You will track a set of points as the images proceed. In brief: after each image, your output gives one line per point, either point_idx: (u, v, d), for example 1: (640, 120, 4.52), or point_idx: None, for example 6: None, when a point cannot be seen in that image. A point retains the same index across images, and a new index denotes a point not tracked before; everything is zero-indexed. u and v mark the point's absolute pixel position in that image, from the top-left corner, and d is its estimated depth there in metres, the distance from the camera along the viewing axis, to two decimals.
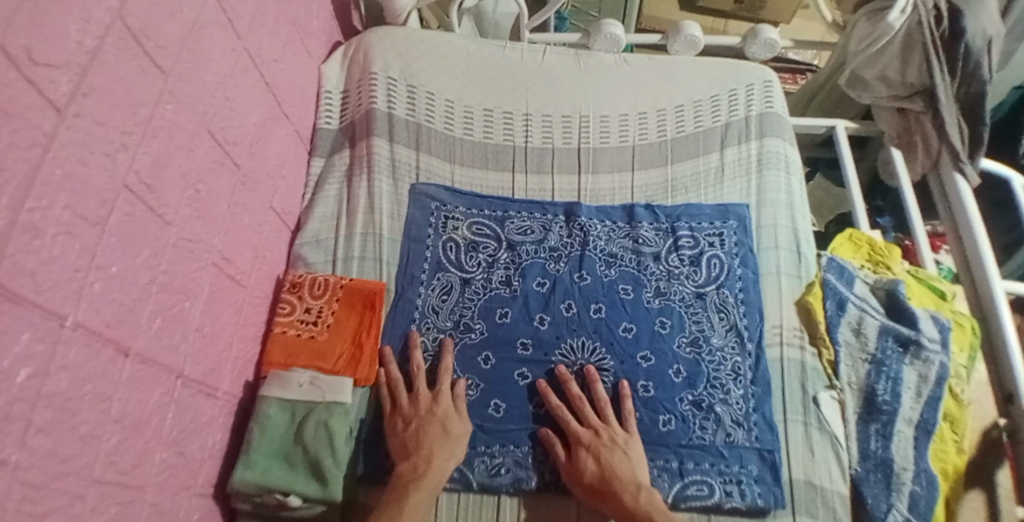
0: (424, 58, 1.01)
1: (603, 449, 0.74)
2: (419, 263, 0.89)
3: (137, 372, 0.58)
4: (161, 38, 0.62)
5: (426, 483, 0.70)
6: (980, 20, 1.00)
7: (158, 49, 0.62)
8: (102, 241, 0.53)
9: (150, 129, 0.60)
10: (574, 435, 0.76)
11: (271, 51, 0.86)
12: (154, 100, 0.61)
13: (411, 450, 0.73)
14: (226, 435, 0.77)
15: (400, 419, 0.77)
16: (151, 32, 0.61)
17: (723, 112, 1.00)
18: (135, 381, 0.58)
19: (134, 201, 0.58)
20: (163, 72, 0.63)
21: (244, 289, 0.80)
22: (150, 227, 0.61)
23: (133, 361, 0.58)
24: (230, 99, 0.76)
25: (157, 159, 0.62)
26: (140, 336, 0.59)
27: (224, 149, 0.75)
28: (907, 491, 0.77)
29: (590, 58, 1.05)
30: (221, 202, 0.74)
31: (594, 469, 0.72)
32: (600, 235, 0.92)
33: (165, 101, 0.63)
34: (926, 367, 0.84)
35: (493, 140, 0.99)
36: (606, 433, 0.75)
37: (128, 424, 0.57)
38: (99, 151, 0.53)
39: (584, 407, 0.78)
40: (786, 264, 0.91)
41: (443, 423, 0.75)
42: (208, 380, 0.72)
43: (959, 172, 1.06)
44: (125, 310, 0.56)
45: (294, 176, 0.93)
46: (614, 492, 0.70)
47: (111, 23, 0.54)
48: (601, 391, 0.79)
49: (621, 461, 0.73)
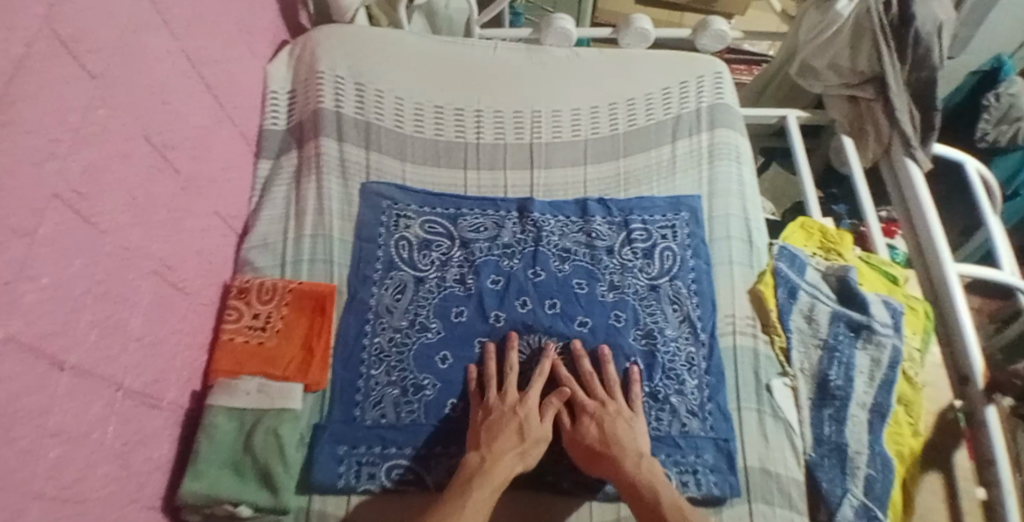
0: (372, 55, 1.00)
1: (606, 418, 0.75)
2: (371, 264, 0.88)
3: (74, 385, 0.56)
4: (93, 43, 0.60)
5: (491, 477, 0.68)
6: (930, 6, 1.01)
7: (89, 54, 0.60)
8: (31, 250, 0.51)
9: (83, 135, 0.58)
10: (579, 404, 0.77)
11: (211, 52, 0.84)
12: (83, 106, 0.58)
13: (484, 442, 0.72)
14: (173, 446, 0.75)
15: (482, 411, 0.76)
16: (82, 37, 0.59)
17: (674, 105, 1.01)
18: (73, 395, 0.56)
19: (65, 209, 0.55)
20: (93, 76, 0.60)
21: (187, 296, 0.77)
22: (82, 236, 0.58)
23: (69, 374, 0.55)
24: (167, 102, 0.74)
25: (91, 167, 0.60)
26: (77, 348, 0.56)
27: (163, 153, 0.73)
28: (862, 475, 0.78)
29: (541, 52, 1.05)
30: (160, 208, 0.72)
31: (595, 435, 0.73)
32: (554, 230, 0.92)
33: (96, 106, 0.60)
34: (879, 350, 0.85)
35: (444, 137, 0.98)
36: (611, 404, 0.76)
37: (68, 438, 0.55)
38: (27, 159, 0.50)
39: (590, 380, 0.79)
40: (738, 253, 0.91)
41: (521, 424, 0.74)
42: (152, 391, 0.70)
43: (910, 157, 1.07)
44: (60, 322, 0.54)
45: (239, 176, 0.91)
46: (614, 457, 0.71)
47: (39, 30, 0.52)
48: (612, 371, 0.80)
49: (623, 431, 0.74)
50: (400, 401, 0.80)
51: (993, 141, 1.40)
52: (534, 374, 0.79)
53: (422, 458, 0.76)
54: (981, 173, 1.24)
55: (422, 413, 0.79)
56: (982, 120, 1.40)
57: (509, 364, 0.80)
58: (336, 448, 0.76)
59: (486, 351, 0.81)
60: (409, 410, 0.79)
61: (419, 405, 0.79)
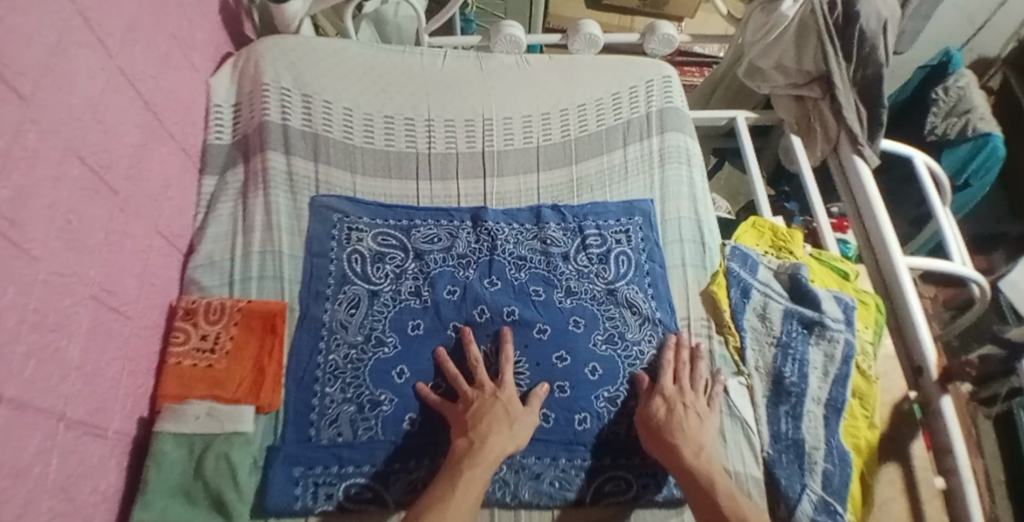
0: (317, 67, 0.99)
1: (679, 404, 0.76)
2: (323, 279, 0.86)
3: (10, 420, 0.51)
4: (20, 63, 0.55)
5: (482, 458, 0.68)
6: (873, 3, 1.03)
7: (18, 75, 0.54)
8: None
9: (11, 159, 0.53)
10: (659, 386, 0.78)
11: (147, 67, 0.79)
12: (13, 129, 0.53)
13: (471, 426, 0.71)
14: (121, 476, 0.70)
15: (462, 403, 0.74)
16: (5, 59, 0.53)
17: (625, 109, 1.02)
18: (10, 429, 0.51)
19: None
20: (23, 98, 0.55)
21: (129, 321, 0.72)
22: (13, 264, 0.53)
23: (7, 406, 0.51)
24: (102, 121, 0.68)
25: (19, 191, 0.54)
26: (12, 379, 0.52)
27: (98, 174, 0.67)
28: (820, 469, 0.77)
29: (490, 60, 1.05)
30: (96, 231, 0.66)
31: (662, 416, 0.74)
32: (508, 238, 0.91)
33: (27, 129, 0.55)
34: (833, 346, 0.85)
35: (395, 147, 0.97)
36: (688, 392, 0.78)
37: (5, 475, 0.50)
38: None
39: (680, 367, 0.80)
40: (691, 255, 0.93)
41: (505, 406, 0.74)
42: (95, 421, 0.65)
43: (858, 154, 1.08)
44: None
45: (181, 196, 0.87)
46: (674, 443, 0.71)
47: None
48: (701, 369, 0.81)
49: (691, 420, 0.74)
50: (356, 418, 0.77)
51: (942, 134, 1.44)
52: (501, 361, 0.79)
53: (381, 475, 0.74)
54: (929, 165, 1.26)
55: (379, 430, 0.77)
56: (932, 113, 1.46)
57: (472, 357, 0.79)
58: (292, 470, 0.73)
59: (439, 356, 0.80)
60: (366, 427, 0.77)
61: (377, 421, 0.77)
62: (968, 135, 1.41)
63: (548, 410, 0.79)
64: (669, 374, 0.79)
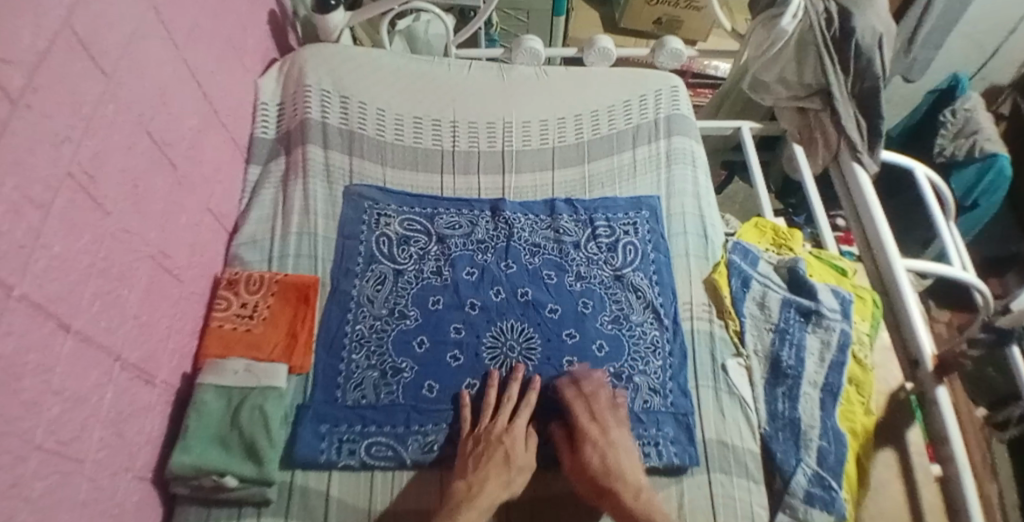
0: (355, 73, 1.09)
1: (608, 448, 0.76)
2: (353, 257, 0.93)
3: (76, 350, 0.59)
4: (104, 45, 0.65)
5: (478, 502, 0.70)
6: (867, 18, 1.08)
7: (102, 54, 0.64)
8: (46, 222, 0.55)
9: (92, 125, 0.62)
10: (581, 429, 0.77)
11: (207, 64, 0.90)
12: (96, 100, 0.63)
13: (470, 469, 0.74)
14: (164, 421, 0.76)
15: (471, 440, 0.78)
16: (92, 39, 0.62)
17: (634, 115, 1.10)
18: (73, 359, 0.59)
19: (77, 190, 0.59)
20: (105, 74, 0.65)
21: (181, 284, 0.80)
22: (90, 215, 0.61)
23: (73, 337, 0.59)
24: (167, 105, 0.78)
25: (98, 153, 0.63)
26: (80, 315, 0.60)
27: (161, 151, 0.77)
28: (815, 446, 0.82)
29: (512, 70, 1.15)
30: (158, 199, 0.75)
31: (597, 464, 0.74)
32: (524, 227, 0.98)
33: (107, 102, 0.65)
34: (828, 333, 0.90)
35: (422, 145, 1.06)
36: (613, 433, 0.77)
37: (68, 398, 0.58)
38: (46, 142, 0.55)
39: (595, 404, 0.79)
40: (694, 246, 0.99)
41: (507, 451, 0.76)
42: (145, 367, 0.72)
43: (858, 162, 1.14)
44: (65, 288, 0.58)
45: (229, 182, 0.97)
46: (615, 492, 0.72)
47: (60, 30, 0.57)
48: (613, 401, 0.80)
49: (624, 463, 0.75)
50: (379, 383, 0.83)
51: (950, 155, 1.49)
52: (522, 403, 0.81)
53: (400, 435, 0.80)
54: (930, 178, 1.29)
55: (400, 394, 0.83)
56: (941, 135, 1.51)
57: (507, 395, 0.82)
58: (319, 427, 0.79)
59: (490, 377, 0.83)
60: (388, 391, 0.83)
61: (398, 386, 0.83)
62: (975, 155, 1.46)
63: (558, 383, 0.84)
64: (585, 414, 0.78)
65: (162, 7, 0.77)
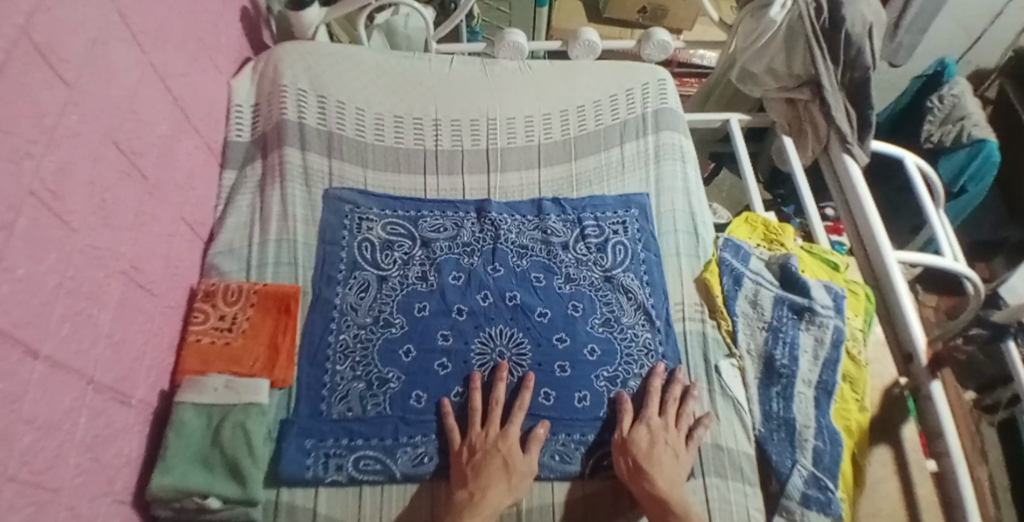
0: (332, 71, 1.05)
1: (661, 437, 0.77)
2: (335, 264, 0.90)
3: (46, 376, 0.55)
4: (65, 52, 0.61)
5: (482, 509, 0.69)
6: (857, 8, 1.07)
7: (62, 62, 0.60)
8: (8, 243, 0.51)
9: (55, 137, 0.58)
10: (646, 415, 0.79)
11: (177, 66, 0.86)
12: (58, 110, 0.59)
13: (472, 477, 0.72)
14: (142, 442, 0.73)
15: (467, 450, 0.75)
16: (52, 46, 0.59)
17: (622, 110, 1.08)
18: (46, 384, 0.55)
19: (39, 207, 0.55)
20: (67, 84, 0.61)
21: (155, 298, 0.77)
22: (54, 232, 0.58)
23: (43, 363, 0.55)
24: (136, 110, 0.74)
25: (61, 167, 0.59)
26: (49, 338, 0.56)
27: (131, 160, 0.73)
28: (810, 447, 0.81)
29: (495, 65, 1.11)
30: (128, 210, 0.72)
31: (643, 448, 0.75)
32: (511, 228, 0.96)
33: (70, 112, 0.61)
34: (822, 331, 0.88)
35: (404, 144, 1.03)
36: (673, 428, 0.78)
37: (41, 426, 0.54)
38: (5, 158, 0.51)
39: (668, 400, 0.81)
40: (685, 245, 0.97)
41: (505, 458, 0.74)
42: (121, 387, 0.69)
43: (848, 154, 1.13)
44: (32, 311, 0.54)
45: (204, 188, 0.93)
46: (648, 473, 0.73)
47: (18, 38, 0.53)
48: (689, 406, 0.81)
49: (667, 457, 0.75)
50: (365, 395, 0.81)
51: (937, 141, 1.48)
52: (516, 405, 0.79)
53: (388, 449, 0.77)
54: (920, 167, 1.27)
55: (387, 406, 0.80)
56: (928, 121, 1.49)
57: (493, 398, 0.79)
58: (304, 442, 0.77)
59: (472, 381, 0.81)
60: (375, 403, 0.80)
61: (384, 398, 0.81)
62: (963, 141, 1.44)
63: (550, 389, 0.82)
64: (655, 405, 0.80)
65: (126, 8, 0.73)
